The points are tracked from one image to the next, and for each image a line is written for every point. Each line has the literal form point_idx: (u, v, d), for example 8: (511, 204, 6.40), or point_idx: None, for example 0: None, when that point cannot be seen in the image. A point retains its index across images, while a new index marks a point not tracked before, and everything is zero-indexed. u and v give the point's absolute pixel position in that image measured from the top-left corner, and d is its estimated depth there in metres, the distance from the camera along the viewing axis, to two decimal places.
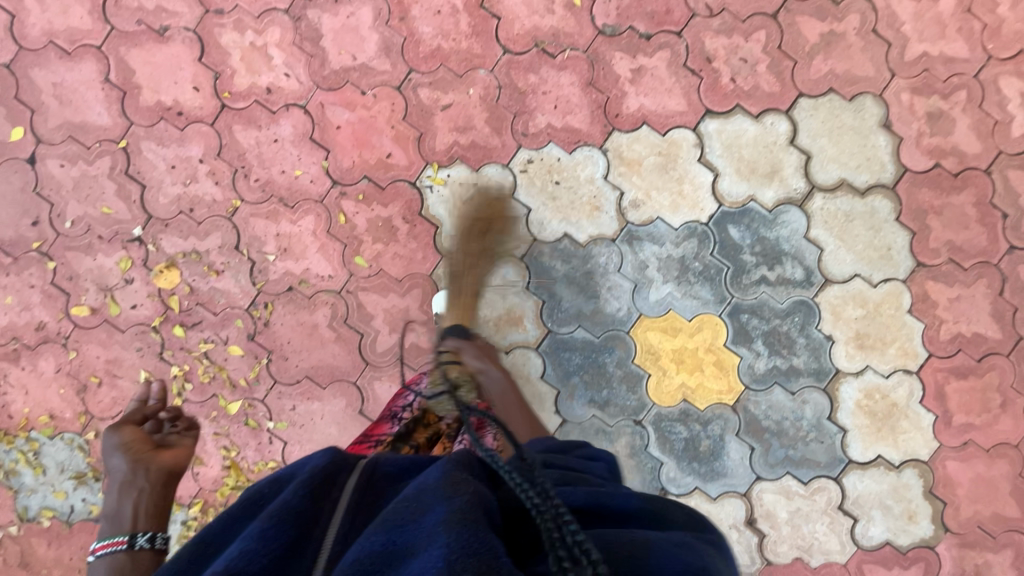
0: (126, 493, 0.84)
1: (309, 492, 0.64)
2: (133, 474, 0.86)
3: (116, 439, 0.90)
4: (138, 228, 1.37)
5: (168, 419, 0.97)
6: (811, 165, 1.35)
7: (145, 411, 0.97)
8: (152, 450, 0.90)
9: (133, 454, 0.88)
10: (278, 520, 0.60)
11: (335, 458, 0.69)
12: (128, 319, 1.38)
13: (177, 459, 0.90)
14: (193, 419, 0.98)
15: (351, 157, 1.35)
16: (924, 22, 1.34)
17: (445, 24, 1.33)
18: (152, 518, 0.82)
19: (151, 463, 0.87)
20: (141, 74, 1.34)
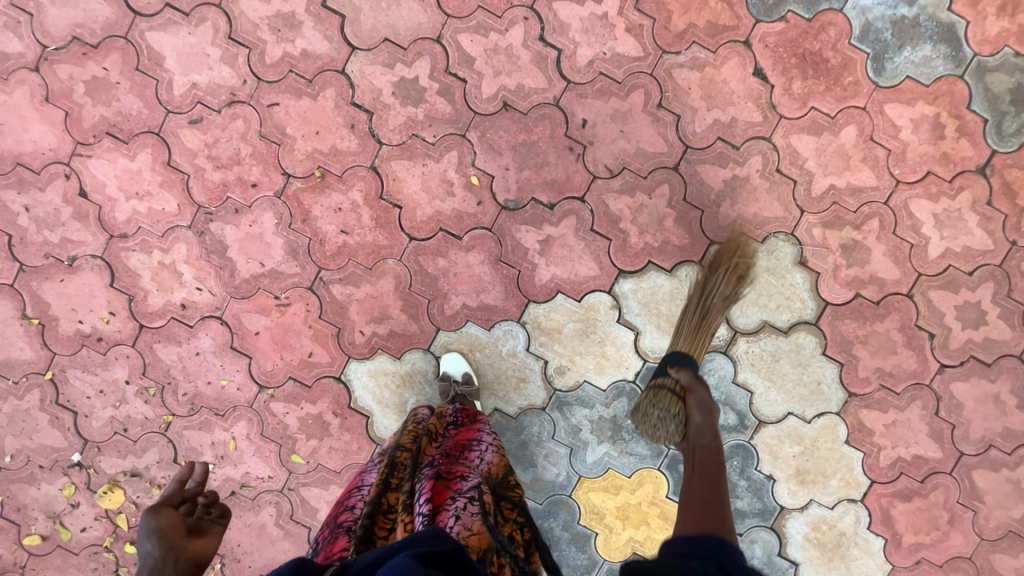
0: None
1: None
2: (161, 561, 0.79)
3: (151, 522, 0.82)
4: (76, 453, 1.39)
5: (205, 503, 0.89)
6: (730, 312, 1.35)
7: (182, 493, 0.88)
8: (186, 538, 0.82)
9: (167, 540, 0.81)
10: None
11: (302, 564, 0.66)
12: (80, 542, 1.40)
13: (207, 551, 0.82)
14: (227, 505, 0.90)
15: (273, 360, 1.37)
16: (828, 155, 1.33)
17: (348, 220, 1.33)
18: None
19: (181, 553, 0.80)
20: (56, 305, 1.35)
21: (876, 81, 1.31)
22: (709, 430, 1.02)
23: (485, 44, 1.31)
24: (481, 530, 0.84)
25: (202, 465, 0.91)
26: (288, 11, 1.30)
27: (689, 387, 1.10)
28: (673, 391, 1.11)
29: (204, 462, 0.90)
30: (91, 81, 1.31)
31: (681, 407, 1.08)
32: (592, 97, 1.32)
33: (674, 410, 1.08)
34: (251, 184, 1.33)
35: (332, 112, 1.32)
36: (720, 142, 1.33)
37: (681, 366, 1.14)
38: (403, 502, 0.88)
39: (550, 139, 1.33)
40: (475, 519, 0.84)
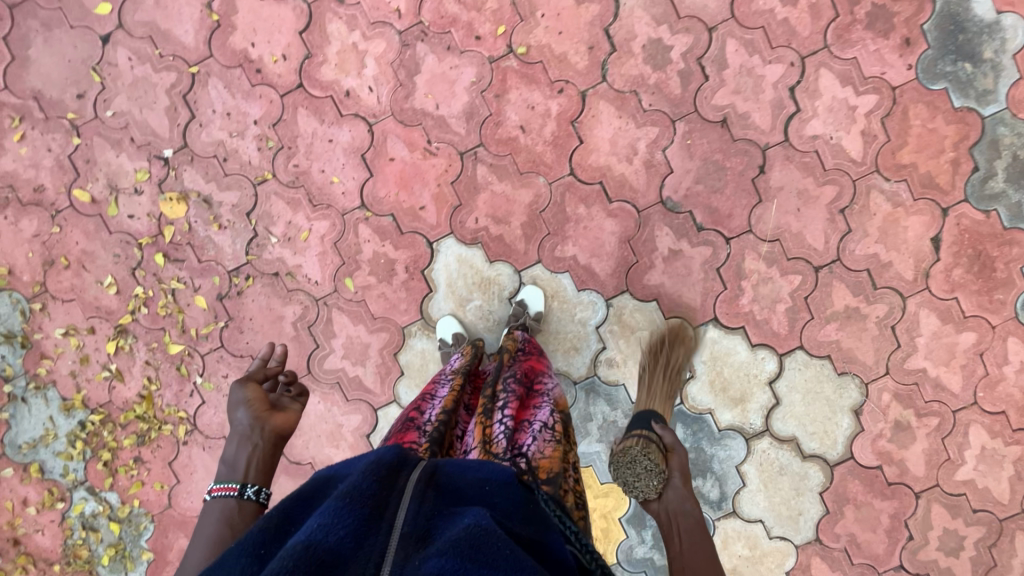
0: (242, 445, 0.91)
1: (378, 480, 0.67)
2: (250, 429, 0.92)
3: (242, 394, 0.96)
4: (169, 150, 1.39)
5: (285, 382, 1.03)
6: (774, 411, 1.41)
7: (266, 371, 1.02)
8: (269, 411, 0.95)
9: (255, 410, 0.94)
10: (353, 499, 0.64)
11: (401, 457, 0.73)
12: (120, 225, 1.40)
13: (288, 424, 0.95)
14: (304, 386, 1.03)
15: (388, 190, 1.38)
16: (939, 343, 1.39)
17: (532, 121, 1.35)
18: (258, 473, 0.89)
19: (267, 423, 0.93)
20: (242, 17, 1.35)
21: (1017, 313, 1.37)
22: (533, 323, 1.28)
23: (744, 61, 1.33)
24: (552, 456, 0.91)
25: (280, 351, 1.05)
26: None
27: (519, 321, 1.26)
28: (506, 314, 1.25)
29: (281, 346, 1.05)
30: None
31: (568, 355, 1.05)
32: (795, 165, 1.35)
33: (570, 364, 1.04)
34: (474, 35, 1.33)
35: (583, 24, 1.33)
36: (866, 274, 1.38)
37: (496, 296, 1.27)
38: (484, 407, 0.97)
39: (738, 174, 1.36)
40: (548, 446, 0.92)
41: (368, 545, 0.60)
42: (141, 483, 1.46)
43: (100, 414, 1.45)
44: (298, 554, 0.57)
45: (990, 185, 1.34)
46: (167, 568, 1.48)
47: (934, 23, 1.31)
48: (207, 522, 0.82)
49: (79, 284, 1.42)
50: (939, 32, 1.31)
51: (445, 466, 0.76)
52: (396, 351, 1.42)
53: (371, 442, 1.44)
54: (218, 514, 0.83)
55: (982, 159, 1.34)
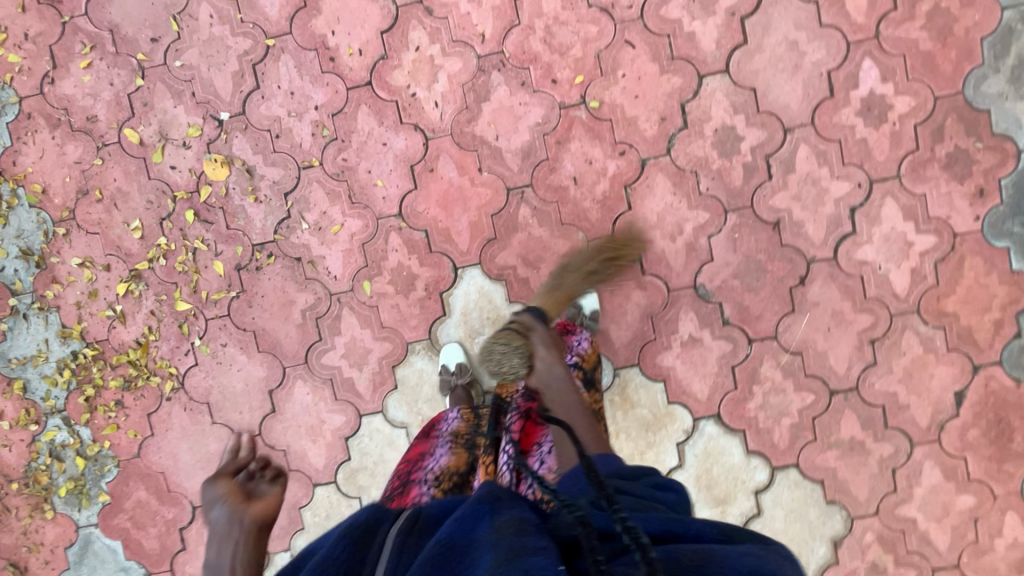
0: (222, 543, 0.82)
1: (351, 541, 0.66)
2: (228, 525, 0.84)
3: (213, 490, 0.89)
4: (226, 113, 1.39)
5: (257, 471, 0.95)
6: (752, 521, 1.38)
7: (237, 461, 0.95)
8: (246, 502, 0.87)
9: (231, 504, 0.86)
10: (324, 566, 0.64)
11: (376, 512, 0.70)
12: (160, 173, 1.41)
13: (271, 511, 0.88)
14: (281, 467, 0.96)
15: (428, 206, 1.37)
16: (936, 498, 1.35)
17: (586, 176, 1.33)
18: (250, 564, 0.80)
19: (245, 514, 0.85)
20: (329, 4, 1.35)
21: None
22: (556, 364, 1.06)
23: (812, 170, 1.30)
24: None
25: (250, 437, 1.00)
26: None
27: (540, 351, 1.08)
28: (516, 329, 1.13)
29: (250, 434, 0.99)
30: None
31: (522, 343, 1.10)
32: (837, 285, 1.32)
33: (514, 344, 1.11)
34: (551, 78, 1.32)
35: (662, 94, 1.31)
36: (880, 411, 1.34)
37: (535, 314, 1.18)
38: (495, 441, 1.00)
39: (777, 279, 1.33)
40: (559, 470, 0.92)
41: None
42: (116, 427, 1.46)
43: (94, 350, 1.45)
44: None
45: None
46: (120, 515, 1.48)
47: (1012, 180, 1.28)
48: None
49: (106, 220, 1.43)
50: (1015, 190, 1.28)
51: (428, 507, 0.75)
52: (394, 364, 1.41)
53: (348, 445, 1.43)
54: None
55: None
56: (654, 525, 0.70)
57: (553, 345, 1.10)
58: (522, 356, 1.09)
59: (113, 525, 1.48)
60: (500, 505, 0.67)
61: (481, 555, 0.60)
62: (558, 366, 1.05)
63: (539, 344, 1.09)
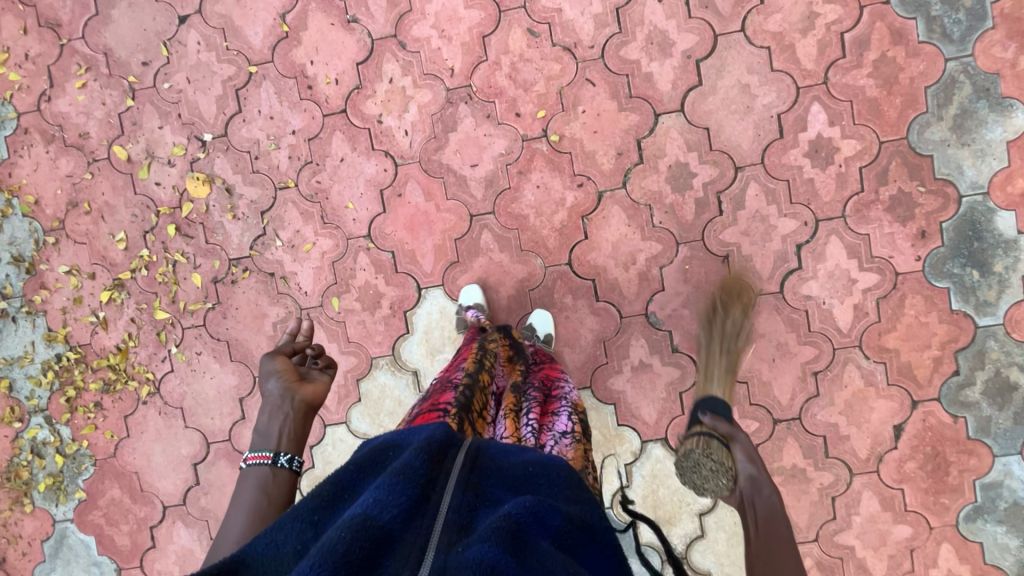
0: (274, 413, 0.89)
1: (428, 459, 0.67)
2: (280, 399, 0.91)
3: (273, 363, 0.94)
4: (208, 135, 1.47)
5: (312, 356, 1.00)
6: (695, 542, 1.43)
7: (294, 344, 1.01)
8: (298, 381, 0.93)
9: (286, 380, 0.92)
10: (402, 478, 0.64)
11: (448, 441, 0.71)
12: (145, 189, 1.49)
13: (318, 395, 0.94)
14: (332, 359, 1.01)
15: (395, 229, 1.44)
16: (872, 527, 1.40)
17: (545, 205, 1.40)
18: (292, 442, 0.88)
19: (297, 393, 0.92)
20: (309, 35, 1.43)
21: (958, 521, 1.38)
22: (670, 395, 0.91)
23: (760, 207, 1.37)
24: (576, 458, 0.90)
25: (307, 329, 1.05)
26: (670, 38, 1.35)
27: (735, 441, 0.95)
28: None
29: (310, 323, 1.04)
30: None
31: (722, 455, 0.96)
32: (782, 318, 1.38)
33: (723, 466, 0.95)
34: (515, 112, 1.39)
35: (619, 131, 1.38)
36: (821, 440, 1.40)
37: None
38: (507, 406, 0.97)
39: (725, 310, 1.39)
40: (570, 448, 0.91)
41: (414, 528, 0.61)
42: (94, 427, 1.54)
43: (76, 354, 1.53)
44: (354, 528, 0.57)
45: (964, 392, 1.36)
46: (95, 511, 1.56)
47: (953, 224, 1.33)
48: (244, 493, 0.81)
49: (93, 231, 1.51)
50: (956, 234, 1.33)
51: (489, 448, 0.75)
52: (359, 378, 1.48)
53: (313, 452, 1.50)
54: (255, 487, 0.81)
55: (965, 366, 1.35)
56: None
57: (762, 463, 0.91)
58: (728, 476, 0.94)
59: (88, 520, 1.56)
60: (574, 531, 0.66)
61: (555, 570, 0.59)
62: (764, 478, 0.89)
63: (739, 455, 0.93)
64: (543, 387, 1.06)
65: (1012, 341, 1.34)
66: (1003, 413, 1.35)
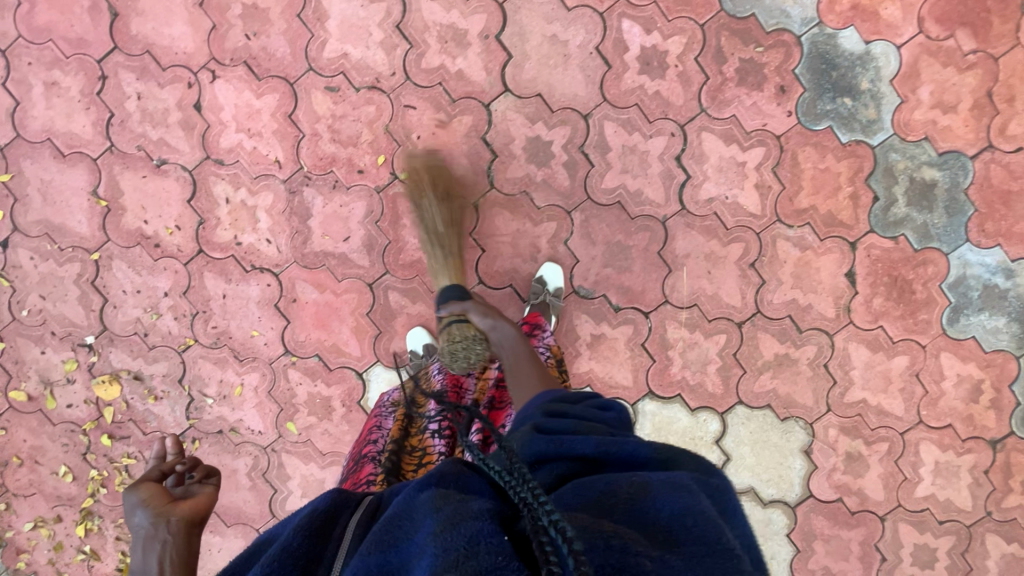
0: (148, 548, 0.77)
1: (309, 533, 0.62)
2: (152, 528, 0.78)
3: (135, 494, 0.82)
4: (90, 336, 1.42)
5: (186, 470, 0.89)
6: (726, 467, 1.43)
7: (162, 467, 0.89)
8: (173, 502, 0.82)
9: (154, 506, 0.80)
10: (280, 561, 0.58)
11: (336, 502, 0.67)
12: (61, 416, 1.44)
13: (199, 508, 0.83)
14: (212, 465, 0.90)
15: (308, 332, 1.40)
16: (872, 372, 1.40)
17: (431, 241, 1.36)
18: (175, 572, 0.76)
19: (173, 514, 0.80)
20: (129, 197, 1.36)
21: (945, 328, 1.38)
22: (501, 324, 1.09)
23: (625, 141, 1.33)
24: None
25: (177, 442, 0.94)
26: (461, 27, 1.30)
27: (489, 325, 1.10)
28: (458, 320, 1.14)
29: (174, 437, 0.93)
30: (250, 9, 1.30)
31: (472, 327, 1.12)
32: (696, 230, 1.36)
33: (472, 333, 1.11)
34: (357, 170, 1.34)
35: (460, 138, 1.33)
36: (788, 320, 1.39)
37: (449, 300, 1.18)
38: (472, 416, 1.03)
39: (643, 250, 1.37)
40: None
41: None
42: None
43: None
44: None
45: (892, 212, 1.34)
46: None
47: (805, 66, 1.31)
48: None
49: (36, 478, 1.46)
50: (811, 74, 1.31)
51: (390, 493, 0.72)
52: None
53: None
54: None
55: (881, 189, 1.34)
56: (590, 446, 0.69)
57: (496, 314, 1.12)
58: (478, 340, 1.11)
59: None
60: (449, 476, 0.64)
61: (422, 520, 0.56)
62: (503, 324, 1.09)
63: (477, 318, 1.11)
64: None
65: (911, 144, 1.33)
66: (936, 213, 1.34)
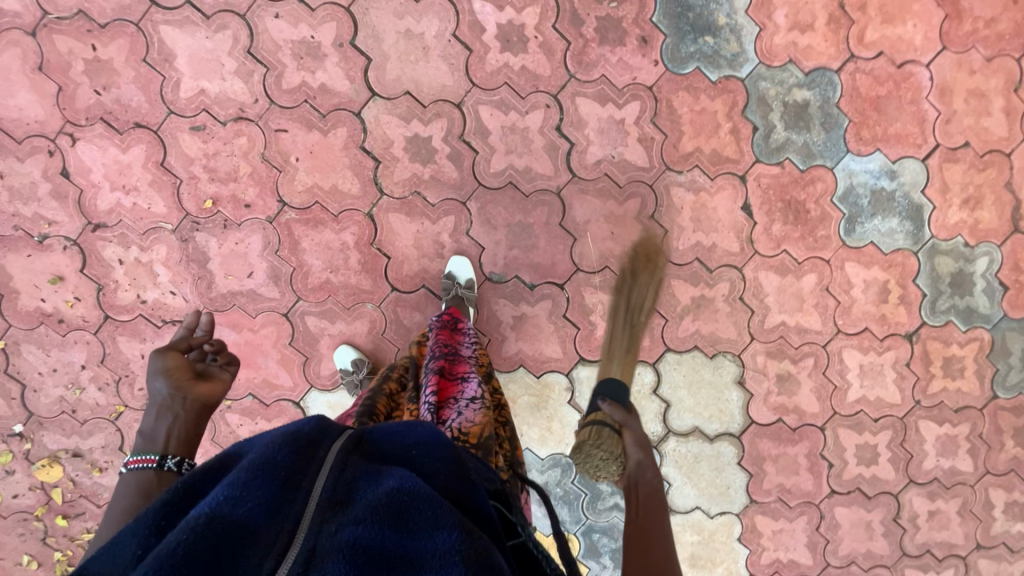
0: (161, 415, 0.82)
1: (295, 450, 0.60)
2: (170, 399, 0.84)
3: (160, 360, 0.86)
4: (18, 424, 1.39)
5: (212, 352, 0.91)
6: (668, 413, 1.49)
7: (190, 340, 0.91)
8: (193, 379, 0.86)
9: (175, 379, 0.84)
10: (262, 471, 0.57)
11: (320, 426, 0.65)
12: (10, 507, 1.43)
13: (213, 395, 0.87)
14: (235, 355, 0.92)
15: (235, 374, 1.40)
16: (786, 295, 1.45)
17: (335, 259, 1.36)
18: (180, 445, 0.81)
19: (189, 393, 0.85)
20: (19, 279, 1.33)
21: (844, 240, 1.43)
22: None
23: (503, 121, 1.33)
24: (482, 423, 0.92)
25: (208, 321, 0.93)
26: (313, 40, 1.27)
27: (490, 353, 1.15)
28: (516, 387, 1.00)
29: (209, 316, 0.92)
30: (92, 62, 1.25)
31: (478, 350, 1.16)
32: (591, 194, 1.38)
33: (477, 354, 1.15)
34: (244, 204, 1.32)
35: (339, 152, 1.32)
36: (697, 263, 1.42)
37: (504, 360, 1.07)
38: (409, 399, 1.00)
39: (544, 225, 1.38)
40: (476, 414, 0.94)
41: (282, 515, 0.55)
42: None
43: None
44: (200, 534, 0.51)
45: (773, 138, 1.38)
46: None
47: (661, 13, 1.32)
48: (121, 497, 0.73)
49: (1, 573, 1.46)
50: (669, 19, 1.32)
51: (374, 431, 0.71)
52: None
53: None
54: (131, 491, 0.73)
55: (758, 118, 1.37)
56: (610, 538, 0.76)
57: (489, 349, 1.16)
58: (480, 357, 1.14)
59: None
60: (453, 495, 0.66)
61: (446, 524, 0.57)
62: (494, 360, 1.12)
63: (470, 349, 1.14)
64: (449, 354, 1.09)
65: (777, 70, 1.35)
66: (814, 132, 1.38)
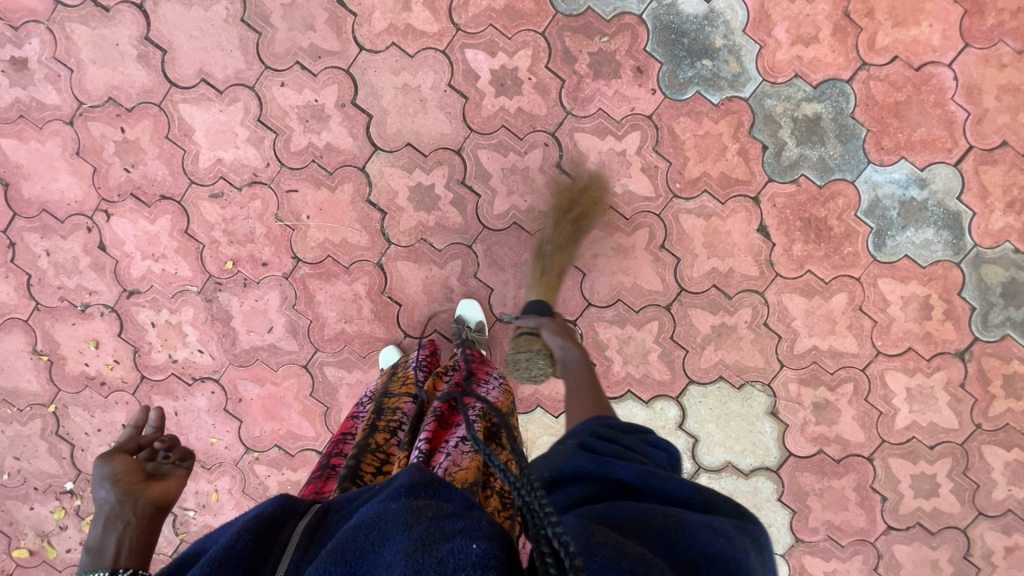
0: (109, 525, 0.75)
1: (253, 533, 0.56)
2: (118, 507, 0.77)
3: (106, 466, 0.80)
4: (69, 482, 1.48)
5: (163, 448, 0.87)
6: (697, 448, 1.42)
7: (139, 440, 0.87)
8: (145, 482, 0.81)
9: (125, 483, 0.79)
10: (217, 565, 0.52)
11: (283, 506, 0.61)
12: (64, 561, 1.51)
13: (168, 494, 0.81)
14: (189, 449, 0.89)
15: (262, 426, 1.44)
16: (815, 317, 1.37)
17: (349, 309, 1.39)
18: (134, 555, 0.73)
19: (141, 496, 0.79)
20: (65, 346, 1.43)
21: (874, 255, 1.34)
22: (573, 349, 1.18)
23: (503, 163, 1.34)
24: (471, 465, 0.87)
25: (157, 417, 0.92)
26: (318, 103, 1.34)
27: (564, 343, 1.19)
28: (529, 333, 1.24)
29: (159, 410, 0.92)
30: (121, 143, 1.36)
31: (540, 343, 1.22)
32: (598, 228, 1.36)
33: (536, 347, 1.21)
34: (262, 262, 1.38)
35: (347, 206, 1.36)
36: (714, 290, 1.37)
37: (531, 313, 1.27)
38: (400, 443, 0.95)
39: None
40: (465, 457, 0.88)
41: None
42: None
43: None
44: None
45: (785, 156, 1.32)
46: None
47: (654, 41, 1.31)
48: None
49: None
50: (663, 47, 1.31)
51: (340, 501, 0.67)
52: None
53: None
54: None
55: (766, 137, 1.32)
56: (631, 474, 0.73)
57: (568, 337, 1.21)
58: (543, 355, 1.21)
59: None
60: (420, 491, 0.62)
61: (393, 532, 0.54)
62: (570, 350, 1.18)
63: (551, 338, 1.20)
64: (454, 393, 1.02)
65: (783, 86, 1.30)
66: (829, 145, 1.31)
